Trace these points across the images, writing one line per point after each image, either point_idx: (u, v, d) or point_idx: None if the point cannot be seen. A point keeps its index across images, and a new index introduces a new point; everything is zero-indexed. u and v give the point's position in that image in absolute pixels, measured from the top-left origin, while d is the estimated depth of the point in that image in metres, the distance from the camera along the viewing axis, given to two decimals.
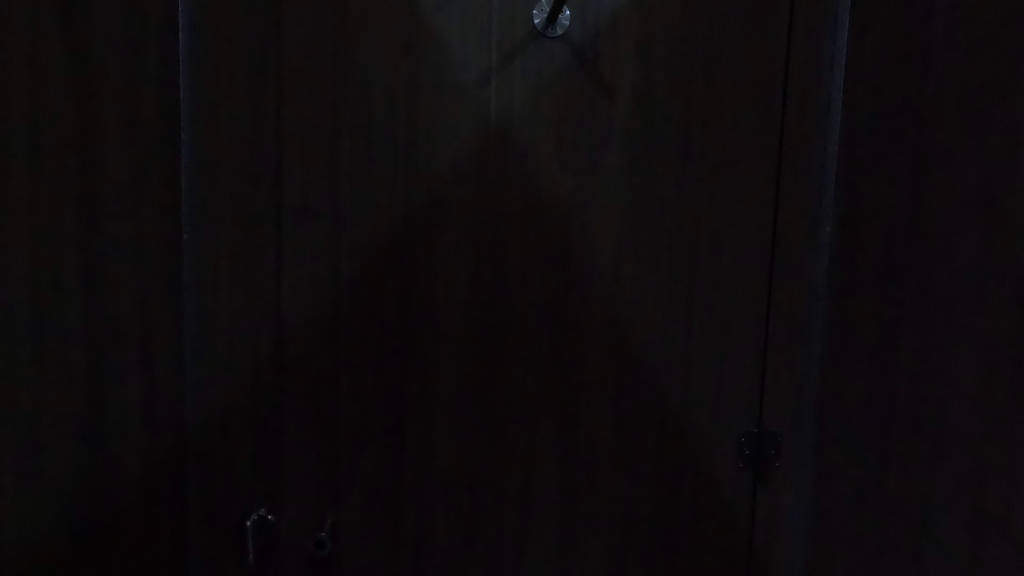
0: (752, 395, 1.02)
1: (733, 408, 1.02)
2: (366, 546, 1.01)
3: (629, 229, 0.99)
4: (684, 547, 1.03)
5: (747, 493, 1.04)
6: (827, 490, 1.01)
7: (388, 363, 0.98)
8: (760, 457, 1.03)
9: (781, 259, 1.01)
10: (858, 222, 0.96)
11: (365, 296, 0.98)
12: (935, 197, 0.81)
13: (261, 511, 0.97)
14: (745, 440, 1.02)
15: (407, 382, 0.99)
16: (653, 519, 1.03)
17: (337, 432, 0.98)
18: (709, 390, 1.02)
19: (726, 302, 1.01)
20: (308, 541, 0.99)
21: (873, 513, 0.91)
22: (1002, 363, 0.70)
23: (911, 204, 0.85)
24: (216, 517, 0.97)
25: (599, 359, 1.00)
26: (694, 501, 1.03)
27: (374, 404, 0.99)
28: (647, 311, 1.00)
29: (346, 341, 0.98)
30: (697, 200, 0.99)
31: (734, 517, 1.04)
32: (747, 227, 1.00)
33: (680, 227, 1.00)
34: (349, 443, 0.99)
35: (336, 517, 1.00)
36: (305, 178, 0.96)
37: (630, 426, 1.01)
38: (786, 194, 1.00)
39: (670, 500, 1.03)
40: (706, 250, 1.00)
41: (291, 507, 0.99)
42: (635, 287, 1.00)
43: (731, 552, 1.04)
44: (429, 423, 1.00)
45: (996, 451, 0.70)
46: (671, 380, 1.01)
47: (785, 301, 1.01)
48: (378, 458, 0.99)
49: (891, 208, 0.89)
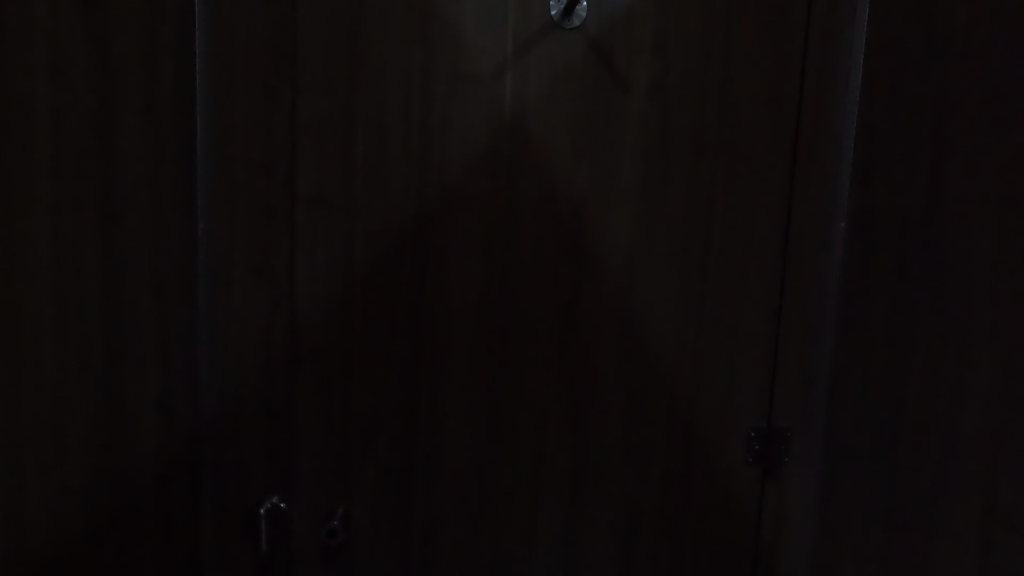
0: (764, 393, 1.02)
1: (743, 402, 1.02)
2: (376, 535, 1.02)
3: (643, 223, 0.98)
4: (690, 541, 1.04)
5: (755, 488, 1.03)
6: (835, 487, 1.00)
7: (400, 355, 0.99)
8: (770, 453, 1.02)
9: (795, 255, 1.00)
10: (873, 218, 0.94)
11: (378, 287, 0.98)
12: (957, 195, 0.82)
13: (273, 500, 0.99)
14: (755, 435, 1.02)
15: (418, 373, 0.99)
16: (661, 513, 1.03)
17: (348, 422, 0.99)
18: (720, 386, 1.01)
19: (738, 299, 1.00)
20: (320, 530, 1.01)
21: (887, 509, 0.92)
22: None
23: (930, 202, 0.87)
24: (229, 505, 0.99)
25: (610, 352, 1.00)
26: (702, 495, 1.03)
27: (385, 395, 0.99)
28: (659, 305, 1.00)
29: (358, 332, 0.98)
30: (711, 195, 0.98)
31: (741, 513, 1.04)
32: (761, 222, 0.99)
33: (693, 222, 0.99)
34: (360, 434, 1.00)
35: (347, 506, 1.01)
36: (319, 168, 0.96)
37: (640, 421, 1.02)
38: (802, 188, 0.99)
39: (677, 494, 1.03)
40: (718, 245, 0.99)
41: (302, 496, 1.00)
42: (647, 281, 0.99)
43: (737, 547, 1.04)
44: (440, 415, 1.00)
45: None
46: (681, 375, 1.01)
47: (800, 299, 1.00)
48: (388, 448, 1.00)
49: (909, 205, 0.90)
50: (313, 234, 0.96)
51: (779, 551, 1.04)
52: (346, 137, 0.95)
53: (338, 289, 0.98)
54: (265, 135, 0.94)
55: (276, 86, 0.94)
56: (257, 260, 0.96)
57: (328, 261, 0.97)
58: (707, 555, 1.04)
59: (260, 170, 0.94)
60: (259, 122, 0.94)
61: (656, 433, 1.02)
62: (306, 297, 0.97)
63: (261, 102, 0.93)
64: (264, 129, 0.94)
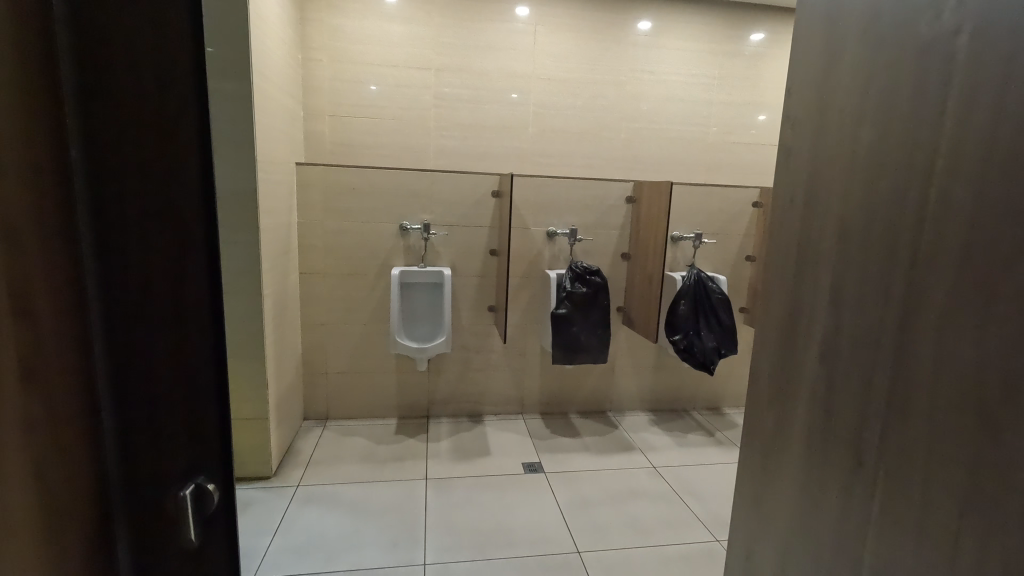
0: (825, 317, 0.80)
1: (824, 327, 0.80)
2: (226, 483, 0.66)
3: (830, 112, 0.80)
4: (825, 502, 0.80)
5: (825, 431, 0.80)
6: (855, 413, 0.74)
7: (145, 199, 0.55)
8: (833, 387, 0.78)
9: (871, 116, 0.72)
10: (868, 63, 0.73)
11: (150, 117, 0.54)
12: (876, 63, 0.72)
13: (80, 512, 0.56)
14: (830, 372, 0.79)
15: (176, 221, 0.57)
16: (837, 486, 0.77)
17: (138, 325, 0.58)
18: (828, 303, 0.79)
19: (992, 228, 0.55)
20: (145, 510, 0.61)
21: (875, 435, 0.70)
22: (1002, 244, 0.54)
23: (897, 55, 0.68)
24: (141, 517, 0.61)
25: (823, 272, 0.80)
26: (821, 448, 0.81)
27: (161, 273, 0.57)
28: (835, 206, 0.78)
29: (113, 150, 0.54)
30: (841, 70, 0.78)
31: (834, 464, 0.78)
32: (844, 94, 0.77)
33: (847, 114, 0.77)
34: (165, 337, 0.58)
35: (170, 469, 0.61)
36: (192, 156, 0.58)
37: (823, 366, 0.81)
38: (846, 55, 0.77)
39: (835, 450, 0.78)
40: (854, 125, 0.75)
41: (101, 478, 0.58)
42: (834, 176, 0.79)
43: (822, 507, 0.80)
44: (213, 296, 0.61)
45: (965, 355, 0.58)
46: (829, 293, 0.79)
47: (862, 210, 0.73)
48: (214, 354, 0.62)
49: (875, 65, 0.72)
50: (188, 265, 0.58)
51: (818, 502, 0.81)
52: (180, 98, 0.56)
53: (219, 322, 0.62)
54: (79, 156, 0.54)
55: (55, 44, 0.52)
56: (118, 356, 0.58)
57: (210, 294, 0.61)
58: (823, 522, 0.80)
59: (84, 223, 0.55)
60: (54, 127, 0.52)
61: (818, 370, 0.82)
62: (177, 366, 0.59)
63: (34, 84, 0.49)
64: (61, 138, 0.53)
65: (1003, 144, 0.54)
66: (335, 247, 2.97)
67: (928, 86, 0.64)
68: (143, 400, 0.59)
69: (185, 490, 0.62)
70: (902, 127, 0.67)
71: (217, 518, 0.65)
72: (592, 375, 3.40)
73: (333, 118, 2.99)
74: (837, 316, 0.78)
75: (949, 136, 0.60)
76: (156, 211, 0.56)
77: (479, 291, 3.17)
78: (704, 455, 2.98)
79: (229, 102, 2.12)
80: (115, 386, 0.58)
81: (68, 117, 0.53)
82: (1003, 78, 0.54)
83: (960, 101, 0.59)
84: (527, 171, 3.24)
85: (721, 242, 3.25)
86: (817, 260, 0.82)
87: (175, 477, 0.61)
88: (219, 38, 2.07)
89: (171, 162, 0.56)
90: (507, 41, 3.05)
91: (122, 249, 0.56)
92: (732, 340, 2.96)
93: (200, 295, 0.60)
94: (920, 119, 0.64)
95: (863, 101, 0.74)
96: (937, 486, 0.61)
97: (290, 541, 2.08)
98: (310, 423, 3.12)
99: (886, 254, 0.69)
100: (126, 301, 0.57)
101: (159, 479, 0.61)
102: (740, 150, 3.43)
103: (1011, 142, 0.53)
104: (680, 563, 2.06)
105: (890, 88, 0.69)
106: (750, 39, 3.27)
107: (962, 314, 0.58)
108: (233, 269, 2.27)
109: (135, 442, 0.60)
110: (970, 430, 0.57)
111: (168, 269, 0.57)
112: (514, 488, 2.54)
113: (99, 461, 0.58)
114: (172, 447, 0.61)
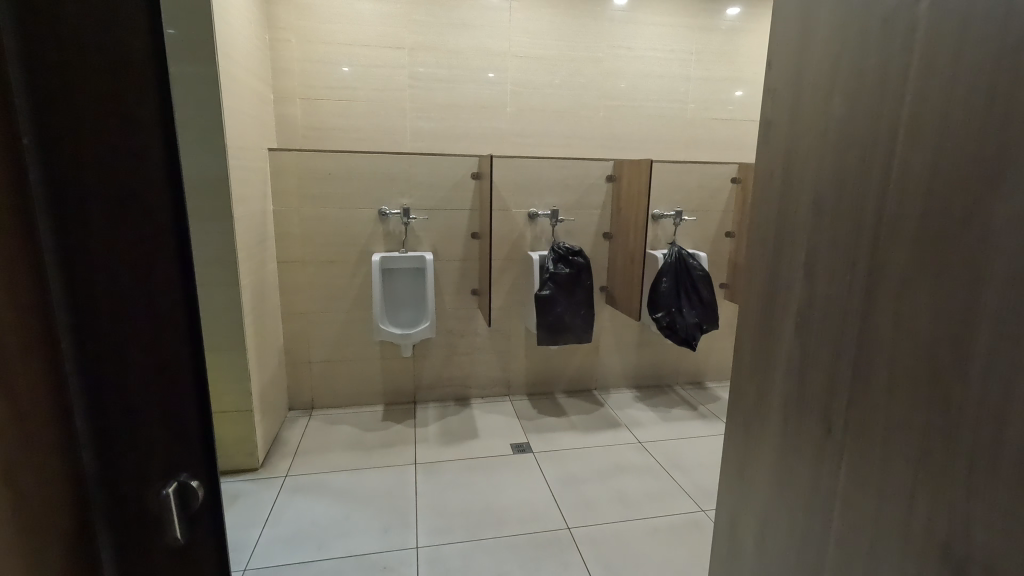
0: (800, 291, 0.81)
1: (794, 299, 0.82)
2: (208, 475, 0.66)
3: (810, 83, 0.79)
4: (800, 469, 0.81)
5: (801, 400, 0.81)
6: (825, 383, 0.75)
7: (97, 188, 0.52)
8: (807, 358, 0.79)
9: (843, 84, 0.72)
10: (841, 30, 0.72)
11: (96, 94, 0.50)
12: (848, 30, 0.71)
13: (59, 512, 0.53)
14: (807, 346, 0.80)
15: (136, 211, 0.54)
16: (812, 459, 0.78)
17: (104, 322, 0.54)
18: (801, 274, 0.80)
19: (946, 192, 0.56)
20: (128, 506, 0.58)
21: (844, 406, 0.71)
22: (956, 208, 0.55)
23: (868, 23, 0.68)
24: (119, 515, 0.58)
25: (799, 246, 0.81)
26: (800, 421, 0.82)
27: (122, 263, 0.54)
28: (811, 177, 0.78)
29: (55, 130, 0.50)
30: (818, 37, 0.77)
31: (807, 431, 0.79)
32: (815, 65, 0.77)
33: (818, 82, 0.77)
34: (136, 330, 0.56)
35: (148, 464, 0.59)
36: (154, 139, 0.55)
37: (800, 340, 0.81)
38: (820, 22, 0.77)
39: (808, 418, 0.79)
40: (831, 92, 0.74)
41: (72, 478, 0.55)
42: (808, 150, 0.79)
43: (798, 474, 0.82)
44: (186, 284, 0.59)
45: (926, 320, 0.58)
46: (801, 265, 0.80)
47: (835, 181, 0.73)
48: (185, 345, 0.60)
49: (846, 33, 0.71)
50: (159, 252, 0.56)
51: (795, 470, 0.83)
52: (139, 80, 0.53)
53: (194, 315, 0.61)
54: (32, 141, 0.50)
55: None
56: (91, 355, 0.54)
57: (183, 282, 0.59)
58: (800, 490, 0.81)
59: (42, 210, 0.51)
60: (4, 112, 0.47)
61: (793, 343, 0.83)
62: (156, 359, 0.57)
63: None
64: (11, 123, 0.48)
65: (958, 110, 0.54)
66: (312, 234, 2.91)
67: (891, 51, 0.64)
68: (120, 396, 0.56)
69: (169, 487, 0.60)
70: (868, 96, 0.67)
71: (201, 514, 0.65)
72: (576, 355, 3.42)
73: (304, 101, 2.90)
74: (811, 289, 0.78)
75: (911, 103, 0.60)
76: (113, 194, 0.52)
77: (461, 275, 3.15)
78: (687, 428, 3.05)
79: (195, 87, 2.04)
80: (87, 384, 0.55)
81: (16, 101, 0.48)
82: (958, 43, 0.55)
83: (920, 67, 0.59)
84: (506, 152, 3.20)
85: (700, 219, 3.27)
86: (789, 235, 0.83)
87: (157, 474, 0.60)
88: (181, 19, 1.97)
89: (135, 146, 0.53)
90: (481, 18, 2.98)
91: (85, 241, 0.52)
92: (713, 315, 3.01)
93: (172, 281, 0.57)
94: (886, 84, 0.64)
95: (834, 69, 0.73)
96: (899, 447, 0.62)
97: (280, 531, 2.08)
98: (295, 414, 3.10)
99: (852, 225, 0.70)
100: (98, 294, 0.53)
101: (139, 474, 0.58)
102: (717, 126, 3.43)
103: (965, 110, 0.54)
104: (667, 534, 2.11)
105: (860, 54, 0.69)
106: (726, 13, 3.25)
107: (924, 279, 0.59)
108: (208, 261, 2.20)
109: (111, 439, 0.57)
110: (933, 391, 0.58)
111: (137, 259, 0.54)
112: (501, 467, 2.58)
113: (75, 464, 0.55)
114: (152, 444, 0.59)
